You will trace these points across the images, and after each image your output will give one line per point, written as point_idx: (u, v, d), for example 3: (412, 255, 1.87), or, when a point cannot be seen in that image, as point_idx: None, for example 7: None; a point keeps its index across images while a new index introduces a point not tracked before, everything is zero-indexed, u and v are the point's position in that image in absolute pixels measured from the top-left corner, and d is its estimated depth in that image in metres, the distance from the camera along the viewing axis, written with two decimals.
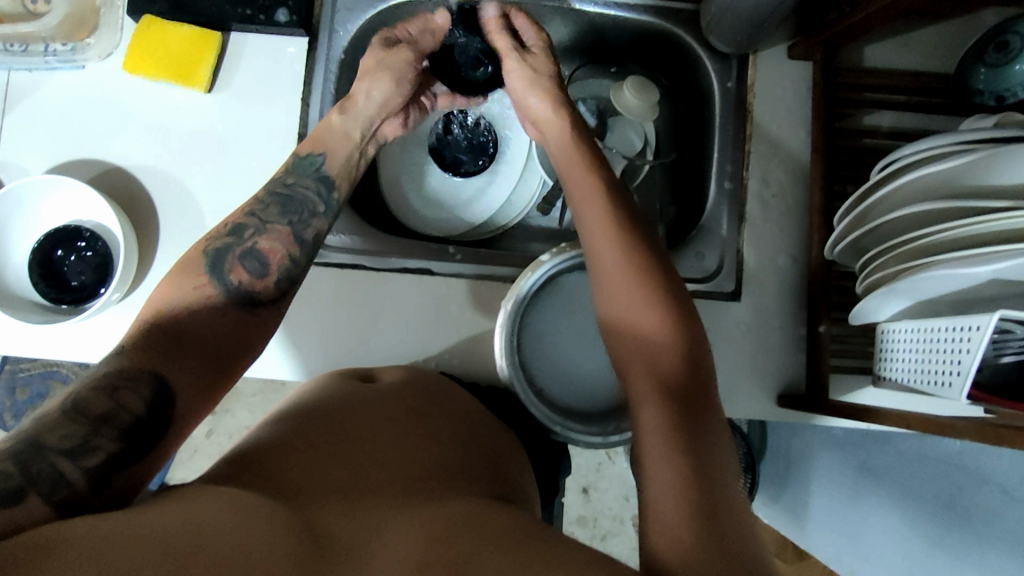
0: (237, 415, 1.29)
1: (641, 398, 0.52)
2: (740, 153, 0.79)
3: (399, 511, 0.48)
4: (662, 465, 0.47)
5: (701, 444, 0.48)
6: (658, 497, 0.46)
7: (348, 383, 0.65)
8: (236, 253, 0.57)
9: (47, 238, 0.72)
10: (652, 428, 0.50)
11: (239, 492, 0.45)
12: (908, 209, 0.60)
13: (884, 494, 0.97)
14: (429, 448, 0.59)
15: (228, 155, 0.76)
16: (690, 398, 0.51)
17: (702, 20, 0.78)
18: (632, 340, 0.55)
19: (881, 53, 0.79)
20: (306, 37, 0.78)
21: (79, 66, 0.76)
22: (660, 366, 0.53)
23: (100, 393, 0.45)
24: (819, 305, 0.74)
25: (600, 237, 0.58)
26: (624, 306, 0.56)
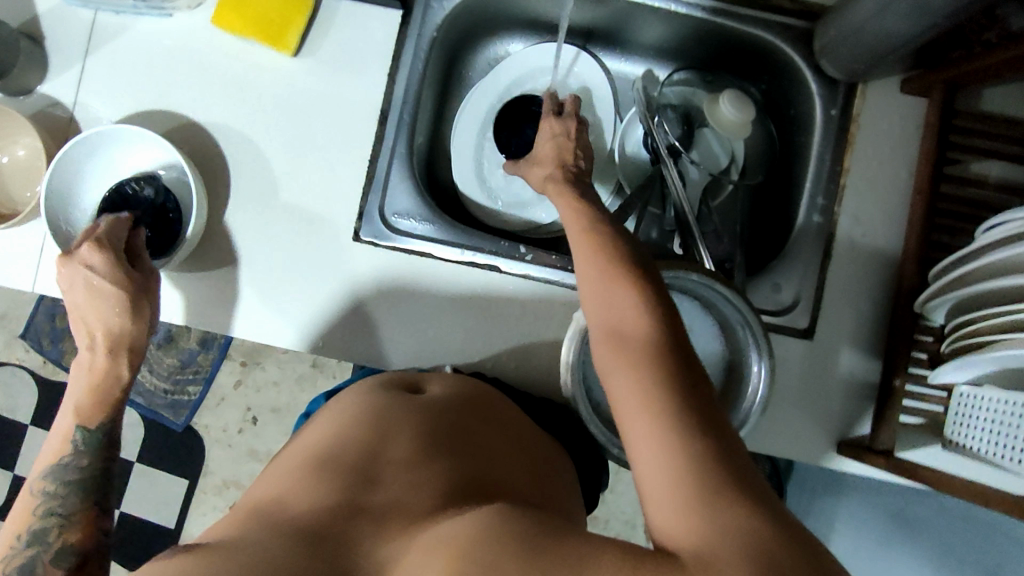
0: (266, 370, 1.30)
1: (607, 367, 0.48)
2: (834, 186, 0.76)
3: (424, 528, 0.47)
4: (643, 444, 0.43)
5: (680, 402, 0.44)
6: (650, 491, 0.42)
7: (393, 392, 0.64)
8: (44, 557, 0.58)
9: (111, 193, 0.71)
10: (622, 400, 0.45)
11: (246, 542, 0.45)
12: (1002, 280, 0.58)
13: (917, 546, 0.95)
14: (456, 457, 0.57)
15: (306, 124, 0.74)
16: (663, 352, 0.46)
17: (816, 39, 0.74)
18: (606, 323, 0.50)
19: (1001, 99, 0.74)
20: (400, 10, 0.75)
21: (167, 13, 0.74)
22: (626, 332, 0.49)
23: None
24: (898, 356, 0.70)
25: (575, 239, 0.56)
26: (592, 287, 0.53)
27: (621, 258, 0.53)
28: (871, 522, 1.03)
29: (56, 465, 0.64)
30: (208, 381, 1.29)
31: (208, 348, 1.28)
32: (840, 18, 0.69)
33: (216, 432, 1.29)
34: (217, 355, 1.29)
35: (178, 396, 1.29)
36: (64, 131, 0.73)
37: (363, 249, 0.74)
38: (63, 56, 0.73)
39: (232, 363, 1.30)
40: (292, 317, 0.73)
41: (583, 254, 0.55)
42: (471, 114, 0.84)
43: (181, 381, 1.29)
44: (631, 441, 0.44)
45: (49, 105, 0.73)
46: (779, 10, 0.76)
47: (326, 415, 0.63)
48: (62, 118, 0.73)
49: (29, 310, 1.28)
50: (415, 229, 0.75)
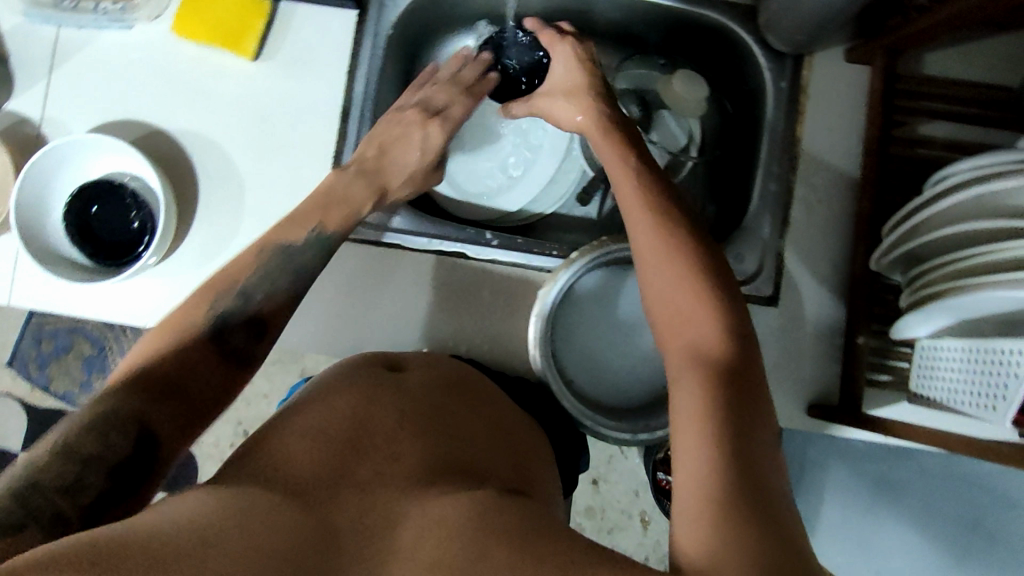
0: (254, 383, 1.30)
1: (677, 376, 0.49)
2: (788, 156, 0.78)
3: (412, 506, 0.48)
4: (690, 451, 0.45)
5: (736, 427, 0.45)
6: (682, 488, 0.44)
7: (375, 368, 0.65)
8: (238, 313, 0.56)
9: (77, 198, 0.72)
10: (684, 410, 0.47)
11: (238, 493, 0.46)
12: (954, 228, 0.60)
13: (901, 511, 0.96)
14: (452, 442, 0.58)
15: (270, 126, 0.76)
16: (732, 379, 0.48)
17: (760, 15, 0.76)
18: (674, 329, 0.52)
19: (941, 62, 0.77)
20: (355, 10, 0.77)
21: (127, 26, 0.75)
22: (700, 345, 0.50)
23: (90, 434, 0.45)
24: (859, 316, 0.72)
25: (642, 231, 0.56)
26: (668, 290, 0.53)
27: (703, 272, 0.53)
28: None
29: (285, 247, 0.61)
30: None
31: None
32: None
33: (207, 447, 1.29)
34: None
35: None
36: (33, 146, 0.75)
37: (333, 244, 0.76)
38: (29, 73, 0.75)
39: None
40: None
41: (664, 252, 0.54)
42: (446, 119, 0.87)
43: None
44: (679, 440, 0.46)
45: (17, 121, 0.75)
46: None
47: (319, 379, 0.64)
48: (30, 133, 0.75)
49: (15, 335, 1.28)
50: (382, 221, 0.76)
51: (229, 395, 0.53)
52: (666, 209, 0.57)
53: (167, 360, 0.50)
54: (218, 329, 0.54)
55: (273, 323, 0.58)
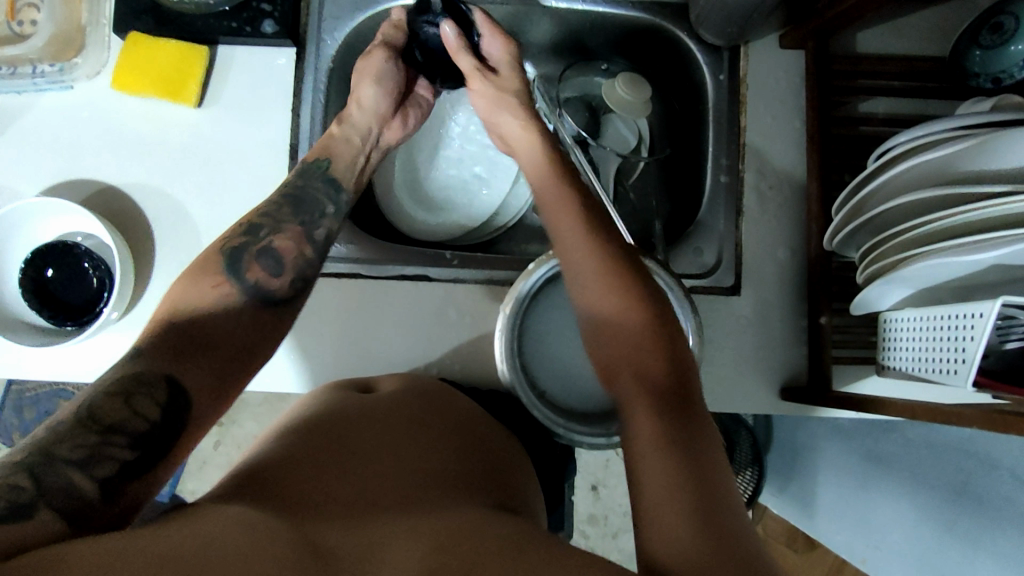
0: (244, 426, 1.29)
1: (632, 407, 0.51)
2: (735, 146, 0.79)
3: (401, 524, 0.48)
4: (657, 465, 0.46)
5: (692, 445, 0.47)
6: (649, 494, 0.45)
7: (349, 394, 0.65)
8: (252, 252, 0.56)
9: (29, 265, 0.71)
10: (641, 434, 0.48)
11: (223, 510, 0.44)
12: (903, 198, 0.61)
13: (892, 483, 0.97)
14: (434, 460, 0.58)
15: (219, 170, 0.76)
16: (681, 407, 0.50)
17: (691, 12, 0.78)
18: (617, 348, 0.55)
19: (873, 40, 0.78)
20: (294, 47, 0.78)
21: (68, 86, 0.76)
22: (644, 375, 0.52)
23: (113, 399, 0.44)
24: (820, 295, 0.73)
25: (578, 250, 0.57)
26: (611, 313, 0.55)
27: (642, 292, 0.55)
28: (847, 467, 1.05)
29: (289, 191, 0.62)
30: (187, 447, 1.28)
31: None
32: None
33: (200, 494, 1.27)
34: None
35: None
36: None
37: None
38: None
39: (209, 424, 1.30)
40: None
41: (605, 282, 0.55)
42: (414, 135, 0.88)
43: None
44: (635, 455, 0.48)
45: None
46: None
47: (297, 407, 0.64)
48: None
49: None
50: (341, 254, 0.76)
51: (256, 366, 0.52)
52: (604, 234, 0.58)
53: (198, 324, 0.49)
54: (242, 282, 0.54)
55: (287, 266, 0.57)
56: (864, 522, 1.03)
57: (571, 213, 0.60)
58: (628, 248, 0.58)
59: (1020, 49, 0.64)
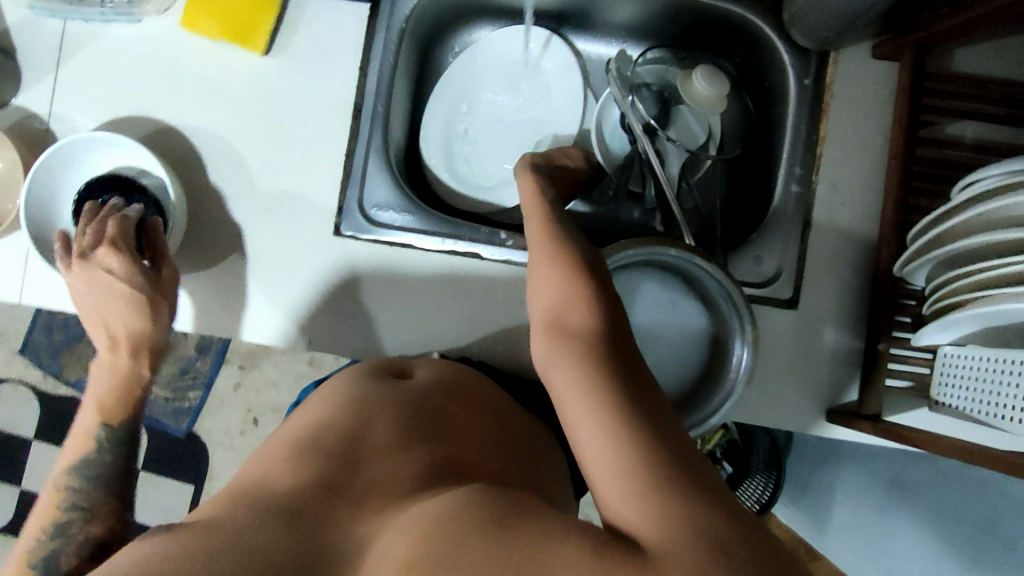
0: (264, 371, 1.29)
1: (551, 359, 0.47)
2: (810, 156, 0.76)
3: (394, 511, 0.45)
4: (591, 437, 0.41)
5: (634, 400, 0.42)
6: (602, 470, 0.39)
7: (377, 381, 0.62)
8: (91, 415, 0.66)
9: (81, 198, 0.70)
10: (570, 396, 0.44)
11: (223, 524, 0.43)
12: (993, 234, 0.57)
13: (914, 511, 0.95)
14: (441, 443, 0.55)
15: (280, 123, 0.75)
16: (610, 351, 0.45)
17: (785, 10, 0.74)
18: (547, 313, 0.50)
19: (972, 58, 0.74)
20: (367, 3, 0.76)
21: (136, 19, 0.74)
22: (570, 328, 0.48)
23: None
24: (882, 321, 0.71)
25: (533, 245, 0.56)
26: (543, 289, 0.52)
27: (573, 261, 0.52)
28: (870, 488, 1.04)
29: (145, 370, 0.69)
30: (207, 387, 1.29)
31: (205, 353, 1.28)
32: None
33: (218, 434, 1.28)
34: (213, 360, 1.28)
35: (178, 402, 1.28)
36: (42, 143, 0.74)
37: (346, 242, 0.74)
38: (36, 68, 0.74)
39: (230, 367, 1.30)
40: (275, 314, 0.73)
41: (545, 263, 0.53)
42: (458, 76, 0.85)
43: (179, 386, 1.28)
44: (575, 425, 0.43)
45: (26, 117, 0.74)
46: None
47: (310, 404, 0.61)
48: (39, 129, 0.74)
49: (26, 325, 1.26)
50: (396, 223, 0.76)
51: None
52: (551, 231, 0.57)
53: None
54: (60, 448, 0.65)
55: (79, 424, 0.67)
56: (878, 545, 1.02)
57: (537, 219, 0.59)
58: (574, 234, 0.57)
59: None
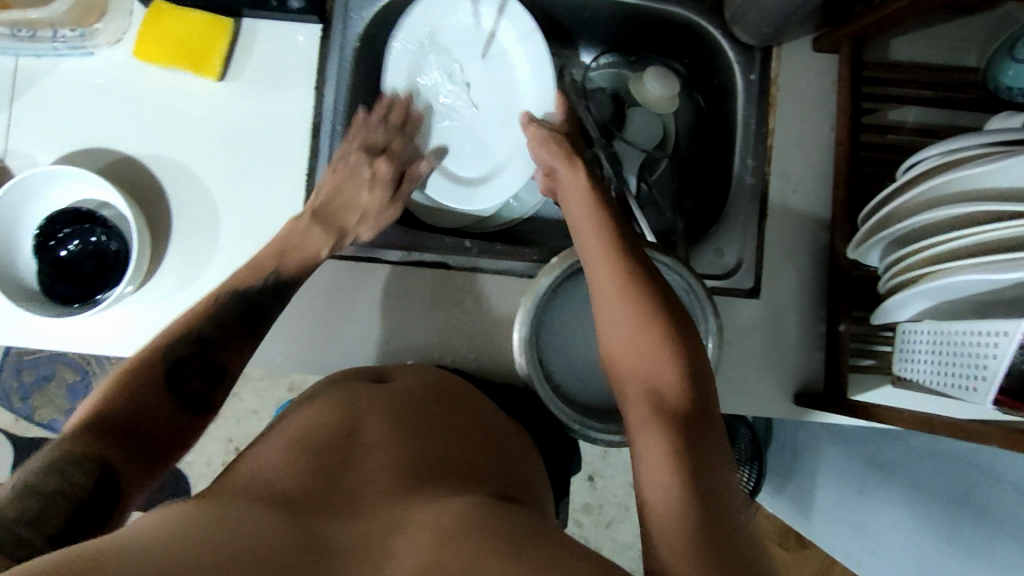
0: (243, 401, 1.28)
1: (643, 428, 0.52)
2: (762, 148, 0.78)
3: (402, 511, 0.46)
4: (662, 490, 0.47)
5: (701, 469, 0.48)
6: (670, 549, 0.43)
7: (362, 384, 0.64)
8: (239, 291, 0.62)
9: (39, 233, 0.70)
10: (653, 450, 0.49)
11: (226, 507, 0.43)
12: (946, 208, 0.59)
13: (892, 490, 0.97)
14: (440, 447, 0.57)
15: (240, 145, 0.75)
16: (695, 434, 0.50)
17: (726, 9, 0.76)
18: (633, 365, 0.55)
19: (907, 47, 0.77)
20: (320, 24, 0.77)
21: (88, 52, 0.74)
22: (661, 394, 0.53)
23: (51, 474, 0.45)
24: (840, 304, 0.73)
25: (600, 270, 0.59)
26: (626, 332, 0.56)
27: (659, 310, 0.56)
28: (849, 471, 1.06)
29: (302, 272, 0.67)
30: None
31: None
32: None
33: (198, 467, 1.26)
34: None
35: None
36: None
37: None
38: None
39: None
40: None
41: (623, 299, 0.57)
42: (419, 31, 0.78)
43: None
44: (647, 472, 0.49)
45: None
46: None
47: (298, 403, 0.62)
48: None
49: None
50: None
51: (192, 436, 0.54)
52: (633, 261, 0.59)
53: (127, 406, 0.50)
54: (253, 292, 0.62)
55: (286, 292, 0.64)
56: (862, 526, 1.03)
57: (598, 235, 0.62)
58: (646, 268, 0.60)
59: None
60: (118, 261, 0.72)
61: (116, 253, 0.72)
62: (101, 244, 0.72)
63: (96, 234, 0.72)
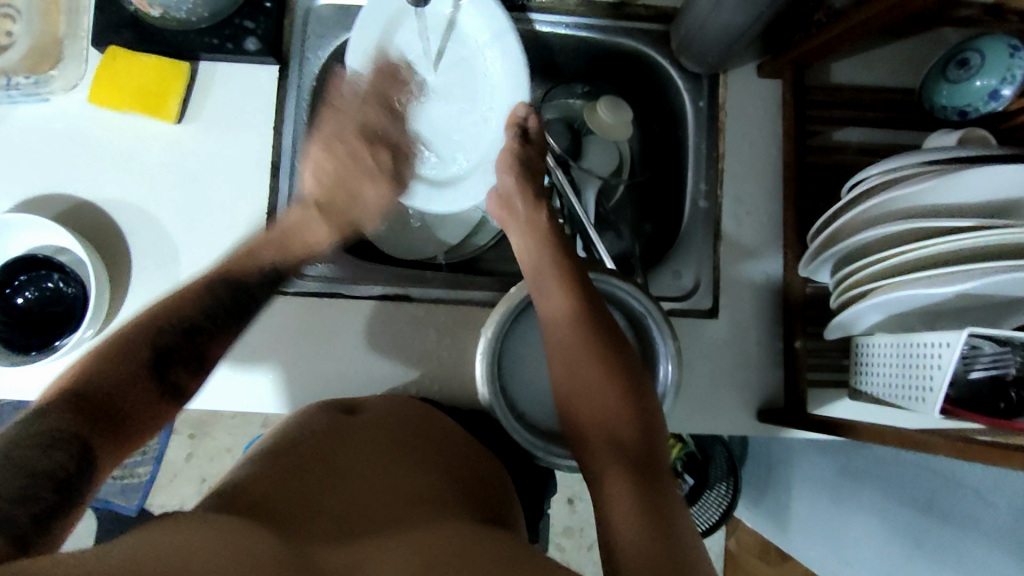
0: (217, 438, 1.27)
1: (610, 472, 0.57)
2: (714, 171, 0.80)
3: (386, 540, 0.47)
4: (627, 524, 0.51)
5: (659, 510, 0.52)
6: (631, 556, 0.47)
7: (331, 413, 0.63)
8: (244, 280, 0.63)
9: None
10: (618, 495, 0.54)
11: (214, 521, 0.43)
12: (888, 225, 0.61)
13: (863, 499, 0.99)
14: (422, 476, 0.58)
15: (200, 186, 0.76)
16: (650, 473, 0.57)
17: (672, 40, 0.79)
18: (595, 417, 0.62)
19: (847, 70, 0.80)
20: (277, 65, 0.78)
21: (43, 98, 0.75)
22: (623, 448, 0.59)
23: (34, 450, 0.44)
24: (795, 321, 0.75)
25: (563, 321, 0.64)
26: (589, 385, 0.62)
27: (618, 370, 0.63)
28: (822, 482, 1.07)
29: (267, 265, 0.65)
30: (158, 460, 1.22)
31: None
32: (685, 18, 0.74)
33: (171, 508, 1.24)
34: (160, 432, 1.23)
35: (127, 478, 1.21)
36: None
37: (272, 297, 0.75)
38: None
39: (180, 437, 1.26)
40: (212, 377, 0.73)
41: (586, 352, 0.63)
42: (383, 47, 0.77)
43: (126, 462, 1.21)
44: (615, 511, 0.53)
45: None
46: (635, 17, 0.81)
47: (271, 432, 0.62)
48: None
49: None
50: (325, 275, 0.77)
51: (155, 427, 0.54)
52: (593, 315, 0.64)
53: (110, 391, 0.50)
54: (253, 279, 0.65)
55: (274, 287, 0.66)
56: (836, 536, 1.05)
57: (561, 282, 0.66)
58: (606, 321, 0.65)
59: (983, 84, 0.68)
60: (76, 306, 0.72)
61: (74, 298, 0.72)
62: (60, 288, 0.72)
63: (55, 279, 0.72)
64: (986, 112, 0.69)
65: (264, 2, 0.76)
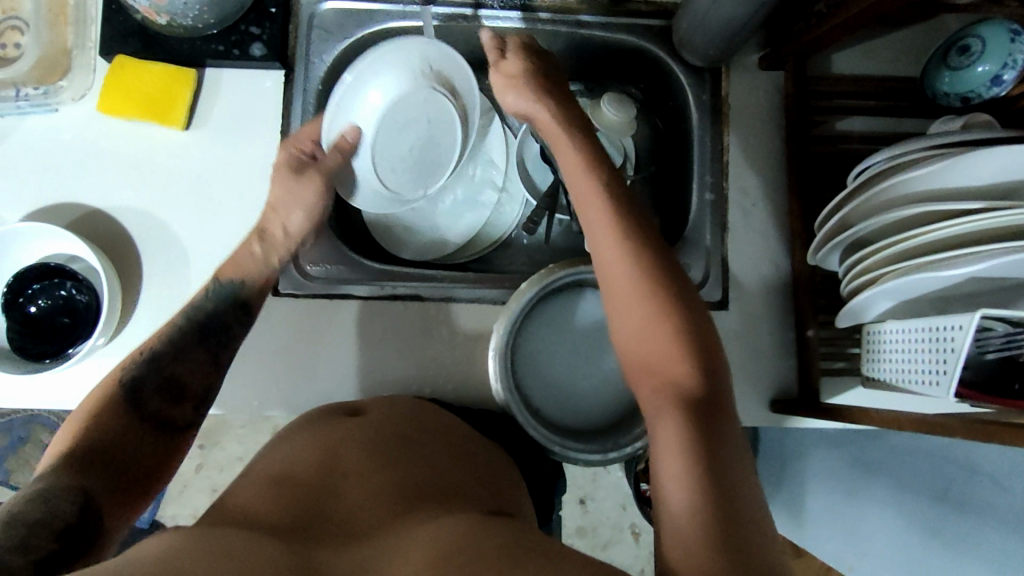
0: (227, 448, 1.26)
1: (658, 411, 0.52)
2: (719, 165, 0.81)
3: (400, 534, 0.47)
4: (676, 482, 0.48)
5: (714, 458, 0.49)
6: (681, 532, 0.45)
7: (332, 417, 0.64)
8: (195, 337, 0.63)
9: (9, 289, 0.70)
10: (665, 444, 0.50)
11: (213, 534, 0.44)
12: (898, 211, 0.61)
13: (877, 489, 0.98)
14: (426, 469, 0.58)
15: (208, 192, 0.76)
16: (705, 406, 0.51)
17: (674, 35, 0.80)
18: (643, 344, 0.55)
19: (849, 60, 0.81)
20: (282, 70, 0.79)
21: (52, 109, 0.75)
22: (672, 379, 0.53)
23: (33, 506, 0.47)
24: (805, 310, 0.75)
25: (604, 245, 0.58)
26: (637, 308, 0.55)
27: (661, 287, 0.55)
28: (834, 475, 1.07)
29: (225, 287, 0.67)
30: None
31: None
32: (686, 13, 0.75)
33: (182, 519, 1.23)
34: None
35: None
36: None
37: (284, 300, 0.76)
38: None
39: (190, 447, 1.26)
40: (229, 378, 0.74)
41: (629, 274, 0.56)
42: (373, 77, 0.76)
43: None
44: (662, 467, 0.49)
45: None
46: (637, 14, 0.82)
47: (279, 436, 0.63)
48: None
49: None
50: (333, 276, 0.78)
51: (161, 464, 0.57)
52: (631, 233, 0.58)
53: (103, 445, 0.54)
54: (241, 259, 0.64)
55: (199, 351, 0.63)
56: (851, 528, 1.04)
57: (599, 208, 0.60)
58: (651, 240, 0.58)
59: (984, 70, 0.68)
60: (89, 311, 0.72)
61: (87, 304, 0.72)
62: (72, 294, 0.72)
63: (67, 286, 0.72)
64: (990, 97, 0.69)
65: (268, 7, 0.77)
